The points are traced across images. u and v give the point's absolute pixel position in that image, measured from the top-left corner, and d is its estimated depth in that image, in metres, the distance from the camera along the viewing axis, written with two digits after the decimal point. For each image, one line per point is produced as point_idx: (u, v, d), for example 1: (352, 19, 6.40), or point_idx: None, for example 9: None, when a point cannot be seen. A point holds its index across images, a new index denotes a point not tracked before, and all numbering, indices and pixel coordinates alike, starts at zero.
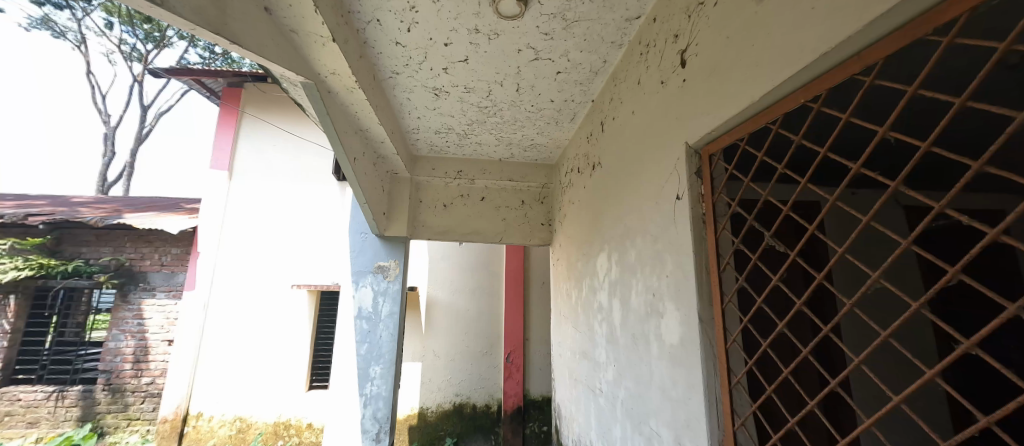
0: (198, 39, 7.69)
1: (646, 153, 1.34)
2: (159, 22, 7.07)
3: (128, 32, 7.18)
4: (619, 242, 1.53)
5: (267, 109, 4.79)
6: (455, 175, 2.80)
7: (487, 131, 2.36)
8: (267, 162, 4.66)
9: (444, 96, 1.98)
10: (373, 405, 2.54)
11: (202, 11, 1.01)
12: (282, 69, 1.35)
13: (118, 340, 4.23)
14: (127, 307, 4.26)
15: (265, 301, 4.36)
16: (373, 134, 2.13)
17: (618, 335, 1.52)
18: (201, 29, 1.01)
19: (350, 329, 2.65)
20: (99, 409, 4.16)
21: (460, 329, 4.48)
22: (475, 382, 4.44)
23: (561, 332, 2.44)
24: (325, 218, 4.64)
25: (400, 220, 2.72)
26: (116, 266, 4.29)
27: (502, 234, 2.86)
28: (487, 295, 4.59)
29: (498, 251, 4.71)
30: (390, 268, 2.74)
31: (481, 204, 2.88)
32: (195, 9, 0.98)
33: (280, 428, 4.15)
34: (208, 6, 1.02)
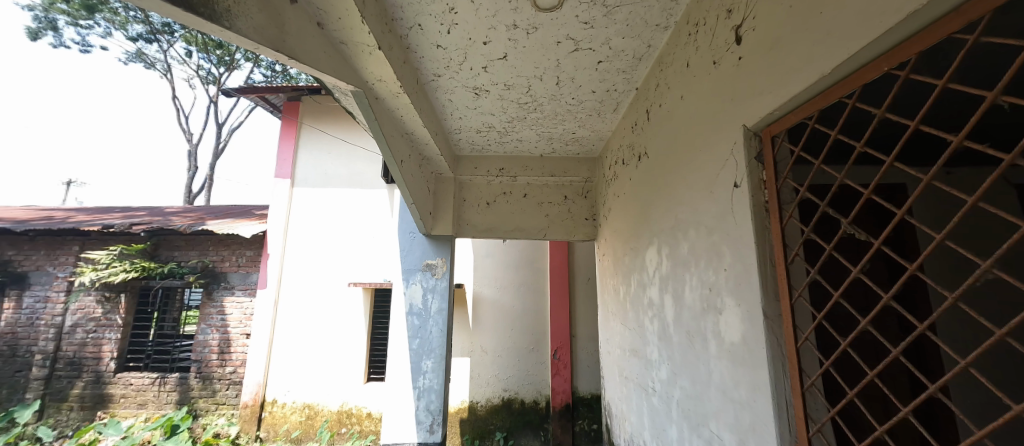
0: (262, 59, 8.35)
1: (697, 140, 1.26)
2: (229, 47, 7.76)
3: (204, 59, 7.95)
4: (670, 235, 1.46)
5: (323, 119, 5.08)
6: (497, 173, 2.82)
7: (528, 126, 2.34)
8: (324, 168, 4.94)
9: (484, 94, 1.99)
10: (426, 397, 2.62)
11: (264, 31, 1.06)
12: (333, 79, 1.40)
13: (206, 333, 4.62)
14: (212, 303, 4.67)
15: (324, 298, 4.63)
16: (417, 137, 2.19)
17: (671, 332, 1.45)
18: (262, 47, 1.06)
19: (401, 325, 2.74)
20: (193, 394, 4.52)
21: (507, 325, 4.51)
22: (523, 378, 4.45)
23: (609, 329, 2.38)
24: (376, 219, 4.85)
25: (445, 219, 2.78)
26: (203, 268, 4.71)
27: (547, 230, 2.83)
28: (533, 292, 4.58)
29: (541, 247, 4.68)
30: (438, 266, 2.80)
31: (524, 201, 2.87)
32: (258, 29, 1.04)
33: (343, 416, 4.40)
34: (269, 25, 1.07)
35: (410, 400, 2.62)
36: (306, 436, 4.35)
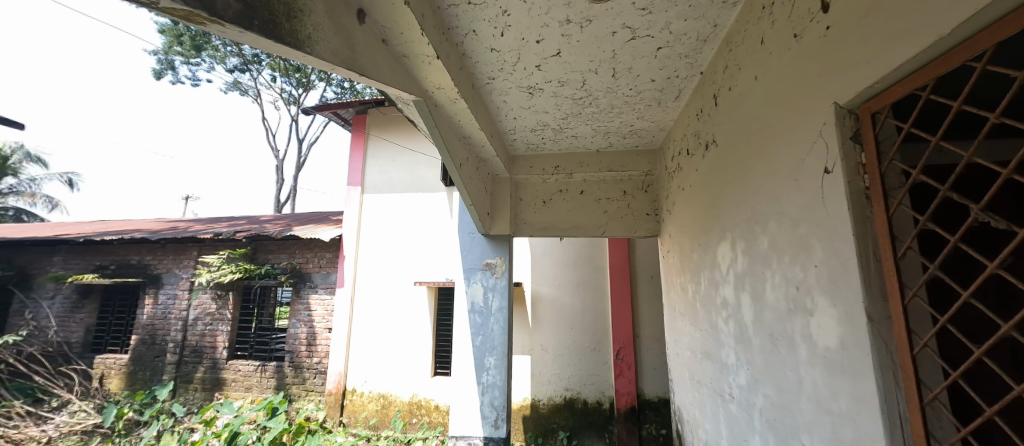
0: (333, 78, 9.09)
1: (776, 124, 1.15)
2: (305, 70, 8.56)
3: (286, 82, 8.83)
4: (746, 229, 1.35)
5: (388, 129, 5.39)
6: (553, 171, 2.79)
7: (584, 122, 2.29)
8: (389, 175, 5.22)
9: (539, 93, 1.98)
10: (490, 393, 2.66)
11: (339, 53, 1.13)
12: (397, 91, 1.47)
13: (296, 326, 5.08)
14: (301, 300, 5.13)
15: (392, 296, 4.89)
16: (474, 140, 2.22)
17: (751, 335, 1.34)
18: (337, 67, 1.13)
19: (464, 322, 2.81)
20: (287, 381, 4.98)
21: (568, 323, 4.46)
22: (585, 378, 4.37)
23: (677, 329, 2.27)
24: (437, 221, 5.03)
25: (503, 219, 2.81)
26: (291, 269, 5.21)
27: (606, 227, 2.76)
28: (594, 290, 4.48)
29: (600, 245, 4.57)
30: (498, 265, 2.84)
31: (581, 198, 2.81)
32: (334, 52, 1.11)
33: (414, 407, 4.62)
34: (343, 48, 1.14)
35: (475, 395, 2.68)
36: (382, 424, 4.62)
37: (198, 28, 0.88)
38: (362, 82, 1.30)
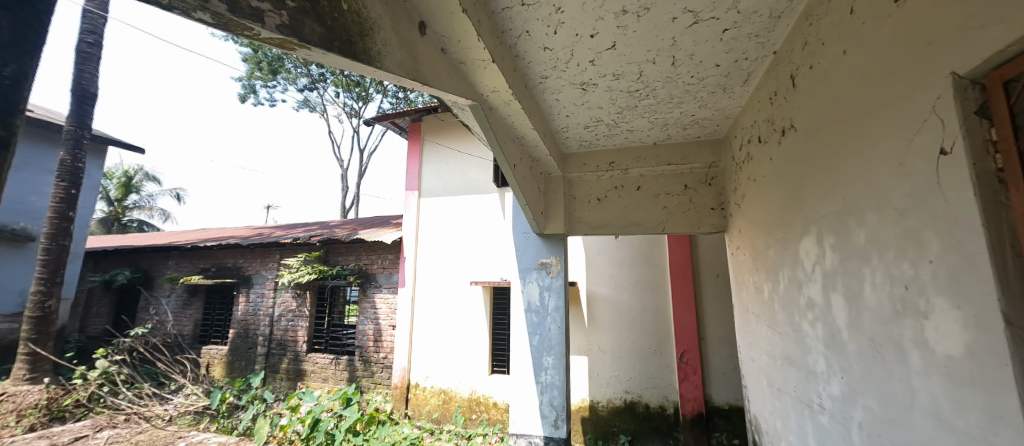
0: (389, 90, 9.63)
1: (873, 101, 1.02)
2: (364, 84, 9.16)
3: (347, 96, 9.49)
4: (836, 221, 1.21)
5: (441, 134, 5.58)
6: (608, 167, 2.71)
7: (640, 115, 2.20)
8: (444, 179, 5.41)
9: (593, 88, 1.93)
10: (549, 393, 2.64)
11: (404, 65, 1.18)
12: (456, 97, 1.50)
13: (364, 323, 5.40)
14: (367, 299, 5.44)
15: (450, 296, 5.05)
16: (528, 140, 2.22)
17: (845, 341, 1.21)
18: (402, 79, 1.18)
19: (521, 321, 2.82)
20: (358, 374, 5.30)
21: (626, 324, 4.32)
22: (646, 381, 4.19)
23: (751, 332, 2.11)
24: (490, 221, 5.10)
25: (557, 218, 2.78)
26: (358, 270, 5.56)
27: (666, 224, 2.63)
28: (652, 290, 4.30)
29: (659, 242, 4.37)
30: (553, 264, 2.81)
31: (639, 194, 2.71)
32: (400, 64, 1.16)
33: (473, 403, 4.72)
34: (407, 59, 1.19)
35: (534, 395, 2.67)
36: (444, 418, 4.77)
37: (285, 52, 0.96)
38: (423, 91, 1.34)
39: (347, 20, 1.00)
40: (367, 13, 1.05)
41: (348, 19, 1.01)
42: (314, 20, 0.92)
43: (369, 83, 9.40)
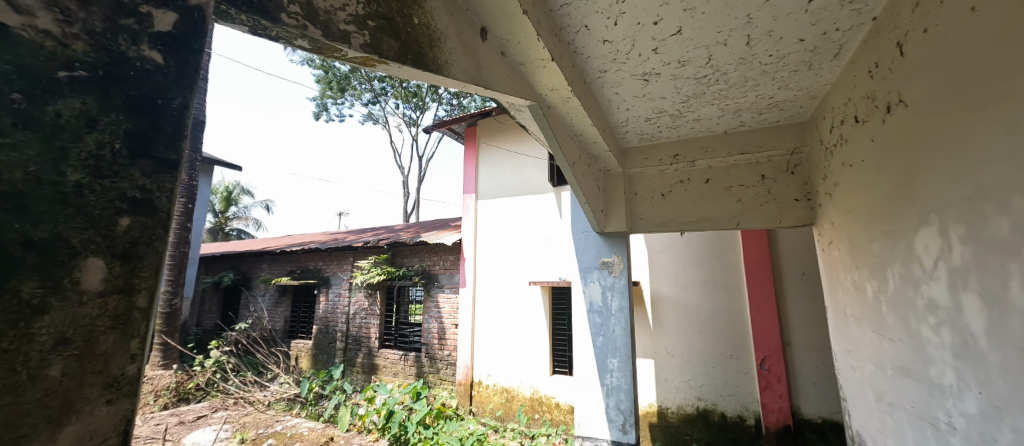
0: (444, 97, 9.99)
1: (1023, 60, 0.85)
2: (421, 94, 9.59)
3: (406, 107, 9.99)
4: (969, 210, 1.05)
5: (495, 136, 5.68)
6: (671, 160, 2.57)
7: (708, 102, 2.07)
8: (499, 180, 5.50)
9: (656, 78, 1.84)
10: (616, 396, 2.56)
11: (468, 70, 1.21)
12: (516, 98, 1.51)
13: (429, 321, 5.62)
14: (431, 298, 5.66)
15: (510, 296, 5.10)
16: (586, 136, 2.17)
17: (988, 351, 1.03)
18: (467, 85, 1.21)
19: (584, 322, 2.77)
20: (425, 370, 5.50)
21: (696, 326, 4.08)
22: (721, 388, 3.92)
23: (851, 337, 1.89)
24: (546, 221, 5.07)
25: (617, 216, 2.70)
26: (422, 271, 5.80)
27: (740, 218, 2.44)
28: (724, 289, 4.02)
29: (731, 238, 4.05)
30: (615, 264, 2.72)
31: (708, 187, 2.54)
32: (464, 70, 1.19)
33: (536, 403, 4.71)
34: (471, 65, 1.22)
35: (600, 398, 2.61)
36: (508, 416, 4.82)
37: (368, 69, 1.01)
38: (484, 94, 1.37)
39: (418, 32, 1.05)
40: (435, 24, 1.10)
41: (418, 31, 1.05)
42: (391, 36, 0.96)
43: (425, 93, 9.83)
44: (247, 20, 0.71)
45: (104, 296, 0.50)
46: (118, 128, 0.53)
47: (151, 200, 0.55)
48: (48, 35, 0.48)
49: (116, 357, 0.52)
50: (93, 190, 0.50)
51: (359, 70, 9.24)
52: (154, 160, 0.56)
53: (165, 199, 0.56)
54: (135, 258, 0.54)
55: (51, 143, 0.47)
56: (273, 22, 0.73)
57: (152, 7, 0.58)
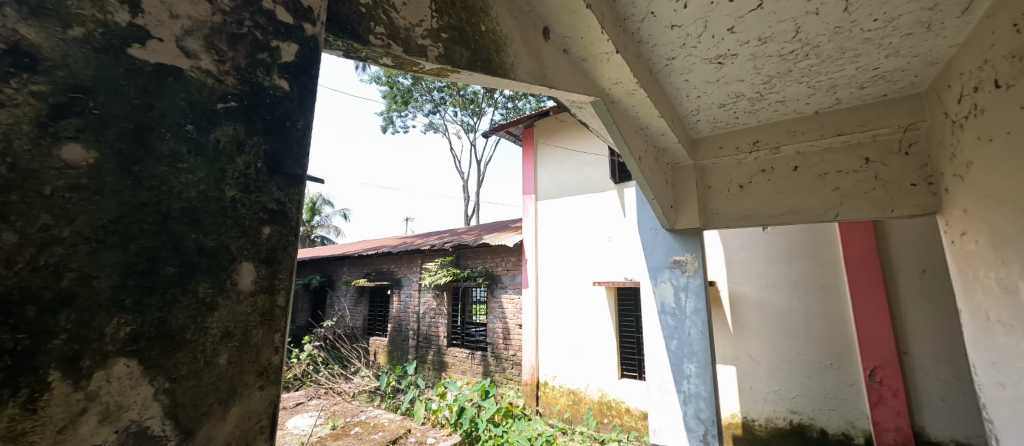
0: (500, 102, 10.17)
1: None
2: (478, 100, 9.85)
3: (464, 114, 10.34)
4: None
5: (553, 136, 5.66)
6: (751, 147, 2.37)
7: (795, 80, 1.88)
8: (559, 180, 5.47)
9: (733, 60, 1.71)
10: (695, 404, 2.42)
11: (531, 72, 1.22)
12: (579, 96, 1.49)
13: (493, 321, 5.71)
14: (495, 299, 5.74)
15: (574, 296, 5.05)
16: (653, 129, 2.09)
17: None
18: (532, 86, 1.23)
19: (656, 325, 2.65)
20: (492, 369, 5.58)
21: (786, 331, 3.73)
22: (820, 401, 3.55)
23: (994, 346, 1.61)
24: (610, 220, 4.94)
25: (689, 211, 2.55)
26: (485, 272, 5.91)
27: (838, 208, 2.20)
28: (820, 290, 3.63)
29: (828, 232, 3.64)
30: (688, 262, 2.57)
31: (796, 175, 2.32)
32: (528, 72, 1.20)
33: (604, 407, 4.60)
34: (534, 66, 1.23)
35: (677, 405, 2.48)
36: (575, 419, 4.77)
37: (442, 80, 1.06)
38: (546, 94, 1.37)
39: (485, 39, 1.08)
40: (500, 30, 1.13)
41: (485, 38, 1.08)
42: (462, 46, 1.01)
43: (481, 98, 10.08)
44: (340, 44, 0.77)
45: (254, 294, 0.52)
46: (260, 150, 0.54)
47: (285, 211, 0.55)
48: (206, 72, 0.50)
49: (263, 349, 0.52)
50: (243, 206, 0.51)
51: (420, 82, 9.70)
52: (289, 178, 0.56)
53: (297, 210, 0.57)
54: (275, 263, 0.54)
55: (212, 167, 0.49)
56: (362, 43, 0.78)
57: (279, 38, 0.58)
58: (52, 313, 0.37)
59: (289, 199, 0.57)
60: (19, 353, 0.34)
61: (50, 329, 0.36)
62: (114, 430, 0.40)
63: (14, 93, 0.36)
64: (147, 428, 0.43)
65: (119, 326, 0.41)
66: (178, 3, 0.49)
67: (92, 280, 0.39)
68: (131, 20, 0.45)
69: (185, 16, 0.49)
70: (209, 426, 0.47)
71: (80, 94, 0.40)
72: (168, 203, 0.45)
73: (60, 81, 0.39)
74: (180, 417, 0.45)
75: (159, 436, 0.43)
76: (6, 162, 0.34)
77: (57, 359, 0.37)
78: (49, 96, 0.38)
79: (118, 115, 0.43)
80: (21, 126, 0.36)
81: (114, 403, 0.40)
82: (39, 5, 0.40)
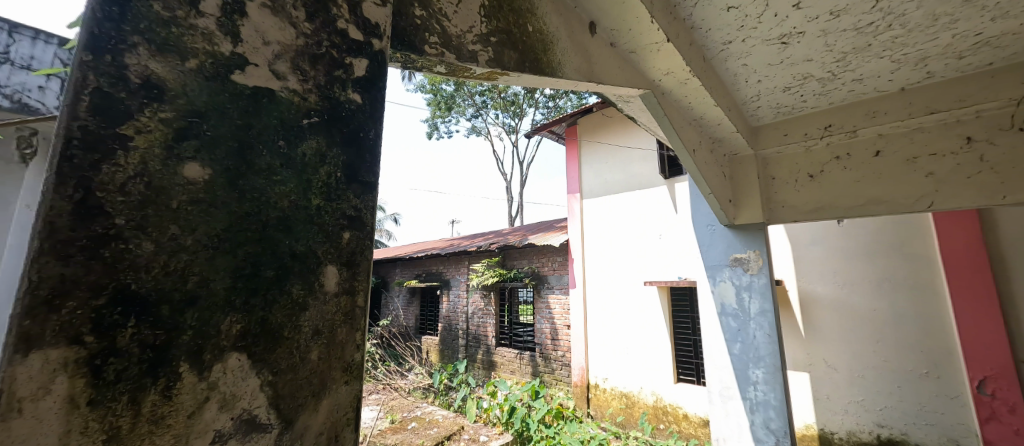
0: (541, 101, 10.16)
1: None
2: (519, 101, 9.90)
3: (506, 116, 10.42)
4: None
5: (597, 132, 5.56)
6: (823, 132, 2.18)
7: (875, 55, 1.66)
8: (605, 177, 5.38)
9: (798, 39, 1.53)
10: (763, 412, 2.27)
11: (579, 69, 1.21)
12: (628, 89, 1.45)
13: (541, 322, 5.69)
14: (542, 299, 5.72)
15: (624, 296, 4.92)
16: (708, 119, 1.98)
17: None
18: (580, 83, 1.22)
19: (717, 327, 2.52)
20: (540, 370, 5.57)
21: (869, 337, 3.46)
22: (915, 415, 3.24)
23: None
24: (661, 217, 4.76)
25: (752, 205, 2.40)
26: (532, 272, 5.90)
27: (932, 196, 1.97)
28: (912, 291, 3.32)
29: (919, 225, 3.31)
30: (751, 260, 2.42)
31: (878, 161, 2.11)
32: (575, 69, 1.20)
33: (660, 412, 4.44)
34: (581, 62, 1.22)
35: (744, 414, 2.34)
36: (629, 423, 4.63)
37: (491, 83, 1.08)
38: (594, 89, 1.35)
39: (532, 39, 1.09)
40: (547, 29, 1.13)
41: (533, 39, 1.09)
42: (510, 48, 1.02)
43: (522, 99, 10.11)
44: (399, 56, 0.81)
45: (337, 295, 0.55)
46: (338, 161, 0.57)
47: (361, 216, 0.58)
48: (293, 91, 0.54)
49: (347, 346, 0.55)
50: (326, 213, 0.55)
51: (463, 87, 9.92)
52: (363, 185, 0.59)
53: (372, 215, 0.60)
54: (355, 266, 0.57)
55: (300, 177, 0.53)
56: (419, 54, 0.81)
57: (350, 54, 0.61)
58: (181, 312, 0.42)
59: (365, 205, 0.60)
60: (157, 346, 0.40)
61: (179, 326, 0.42)
62: (229, 418, 0.45)
63: (146, 122, 0.42)
64: (255, 416, 0.47)
65: (232, 324, 0.46)
66: (269, 30, 0.53)
67: (210, 283, 0.44)
68: (233, 49, 0.50)
69: (275, 41, 0.54)
70: (305, 417, 0.50)
71: (194, 118, 0.46)
72: (266, 213, 0.49)
73: (181, 108, 0.45)
74: (282, 407, 0.49)
75: (266, 424, 0.47)
76: (143, 180, 0.41)
77: (185, 352, 0.42)
78: (172, 122, 0.44)
79: (226, 135, 0.48)
80: (154, 150, 0.42)
81: (229, 393, 0.45)
82: (164, 42, 0.45)
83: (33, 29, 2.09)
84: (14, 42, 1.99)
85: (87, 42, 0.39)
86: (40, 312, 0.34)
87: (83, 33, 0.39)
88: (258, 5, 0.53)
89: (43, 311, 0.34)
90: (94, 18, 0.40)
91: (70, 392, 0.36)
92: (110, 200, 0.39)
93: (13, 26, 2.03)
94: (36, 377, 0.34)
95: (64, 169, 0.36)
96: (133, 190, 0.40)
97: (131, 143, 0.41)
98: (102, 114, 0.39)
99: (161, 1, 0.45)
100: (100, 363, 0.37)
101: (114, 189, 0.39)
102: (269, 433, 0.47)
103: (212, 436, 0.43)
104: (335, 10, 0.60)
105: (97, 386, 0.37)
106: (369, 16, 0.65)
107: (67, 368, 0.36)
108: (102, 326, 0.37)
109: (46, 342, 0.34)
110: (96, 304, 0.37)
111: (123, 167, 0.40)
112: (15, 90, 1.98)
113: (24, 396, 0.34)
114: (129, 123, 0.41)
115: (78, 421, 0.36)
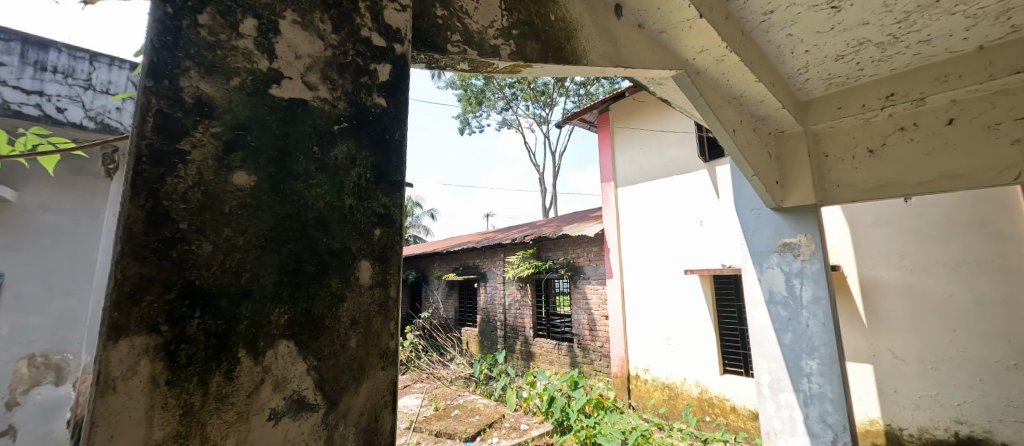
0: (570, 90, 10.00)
1: None
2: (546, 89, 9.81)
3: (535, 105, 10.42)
4: None
5: (630, 117, 5.44)
6: (884, 102, 2.01)
7: (946, 11, 1.52)
8: (640, 164, 5.27)
9: (851, 1, 1.42)
10: (819, 405, 2.16)
11: (605, 54, 1.19)
12: (659, 71, 1.41)
13: (578, 313, 5.66)
14: (578, 290, 5.68)
15: (665, 286, 4.82)
16: (749, 97, 1.88)
17: None
18: (607, 68, 1.20)
19: (765, 315, 2.41)
20: (580, 360, 5.57)
21: (942, 324, 3.23)
22: (1000, 411, 2.99)
23: None
24: (701, 202, 4.59)
25: (803, 186, 2.27)
26: (567, 263, 5.85)
27: (1019, 166, 1.80)
28: (994, 272, 3.06)
29: (1006, 200, 3.03)
30: (802, 245, 2.30)
31: (950, 131, 1.96)
32: (601, 55, 1.17)
33: (705, 403, 4.33)
34: (607, 46, 1.20)
35: (797, 406, 2.24)
36: (673, 414, 4.55)
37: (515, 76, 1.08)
38: (623, 75, 1.33)
39: (555, 28, 1.08)
40: (570, 17, 1.12)
41: (555, 28, 1.08)
42: (533, 40, 1.01)
43: (552, 89, 10.03)
44: (423, 57, 0.84)
45: (371, 287, 0.57)
46: (367, 162, 0.60)
47: (391, 214, 0.61)
48: (323, 100, 0.57)
49: (383, 335, 0.58)
50: (358, 212, 0.57)
51: (492, 82, 9.94)
52: (391, 184, 0.61)
53: (402, 218, 0.62)
54: (386, 261, 0.59)
55: (333, 180, 0.56)
56: (441, 53, 0.83)
57: (374, 61, 0.63)
58: (238, 304, 0.46)
59: (394, 204, 0.63)
60: (219, 334, 0.45)
61: (235, 317, 0.46)
62: (281, 398, 0.49)
63: (200, 137, 0.46)
64: (303, 397, 0.50)
65: (280, 315, 0.49)
66: (300, 45, 0.56)
67: (260, 278, 0.48)
68: (269, 65, 0.53)
69: (306, 54, 0.57)
70: (347, 399, 0.54)
71: (240, 131, 0.49)
72: (305, 214, 0.53)
73: (228, 123, 0.48)
74: (327, 390, 0.52)
75: (313, 404, 0.51)
76: (201, 188, 0.45)
77: (243, 340, 0.46)
78: (221, 135, 0.48)
79: (267, 145, 0.51)
80: (208, 162, 0.46)
81: (281, 375, 0.49)
82: (211, 65, 0.48)
83: (109, 56, 2.25)
84: (93, 70, 2.17)
85: (148, 69, 0.43)
86: (124, 304, 0.39)
87: (145, 62, 0.43)
88: (289, 22, 0.56)
89: (126, 304, 0.39)
90: (153, 46, 0.44)
91: (152, 373, 0.41)
92: (174, 208, 0.43)
93: (93, 54, 2.19)
94: (125, 360, 0.39)
95: (137, 183, 0.41)
96: (193, 197, 0.44)
97: (188, 156, 0.45)
98: (164, 132, 0.43)
99: (208, 26, 0.49)
100: (173, 349, 0.42)
101: (178, 198, 0.43)
102: (316, 413, 0.51)
103: (268, 414, 0.47)
104: (358, 20, 0.63)
105: (174, 369, 0.42)
106: (390, 22, 0.66)
107: (148, 353, 0.40)
108: (174, 317, 0.42)
109: (132, 330, 0.39)
110: (168, 297, 0.41)
111: (184, 178, 0.44)
112: (97, 113, 2.16)
113: (117, 376, 0.39)
114: (187, 138, 0.45)
115: (159, 398, 0.41)
